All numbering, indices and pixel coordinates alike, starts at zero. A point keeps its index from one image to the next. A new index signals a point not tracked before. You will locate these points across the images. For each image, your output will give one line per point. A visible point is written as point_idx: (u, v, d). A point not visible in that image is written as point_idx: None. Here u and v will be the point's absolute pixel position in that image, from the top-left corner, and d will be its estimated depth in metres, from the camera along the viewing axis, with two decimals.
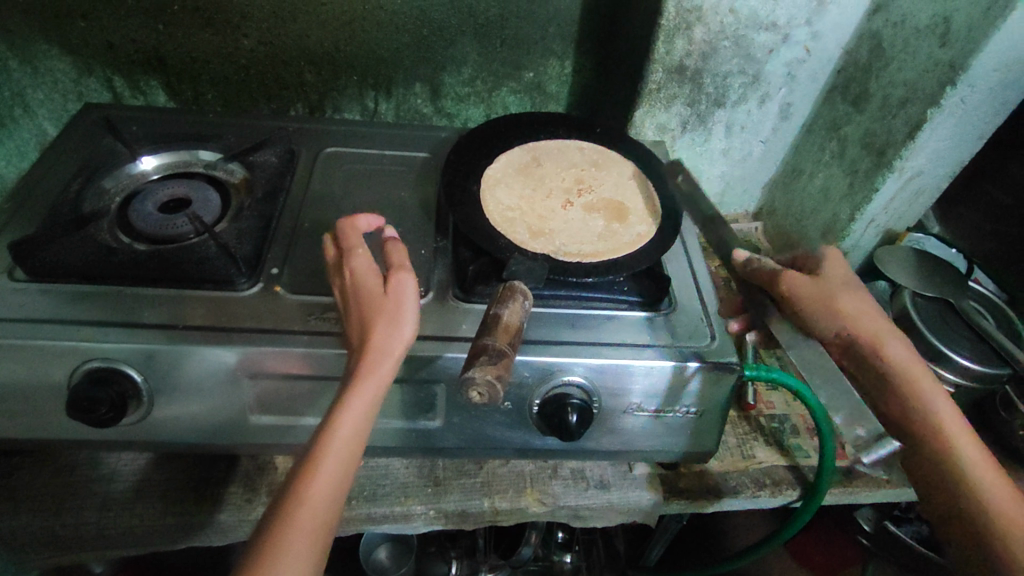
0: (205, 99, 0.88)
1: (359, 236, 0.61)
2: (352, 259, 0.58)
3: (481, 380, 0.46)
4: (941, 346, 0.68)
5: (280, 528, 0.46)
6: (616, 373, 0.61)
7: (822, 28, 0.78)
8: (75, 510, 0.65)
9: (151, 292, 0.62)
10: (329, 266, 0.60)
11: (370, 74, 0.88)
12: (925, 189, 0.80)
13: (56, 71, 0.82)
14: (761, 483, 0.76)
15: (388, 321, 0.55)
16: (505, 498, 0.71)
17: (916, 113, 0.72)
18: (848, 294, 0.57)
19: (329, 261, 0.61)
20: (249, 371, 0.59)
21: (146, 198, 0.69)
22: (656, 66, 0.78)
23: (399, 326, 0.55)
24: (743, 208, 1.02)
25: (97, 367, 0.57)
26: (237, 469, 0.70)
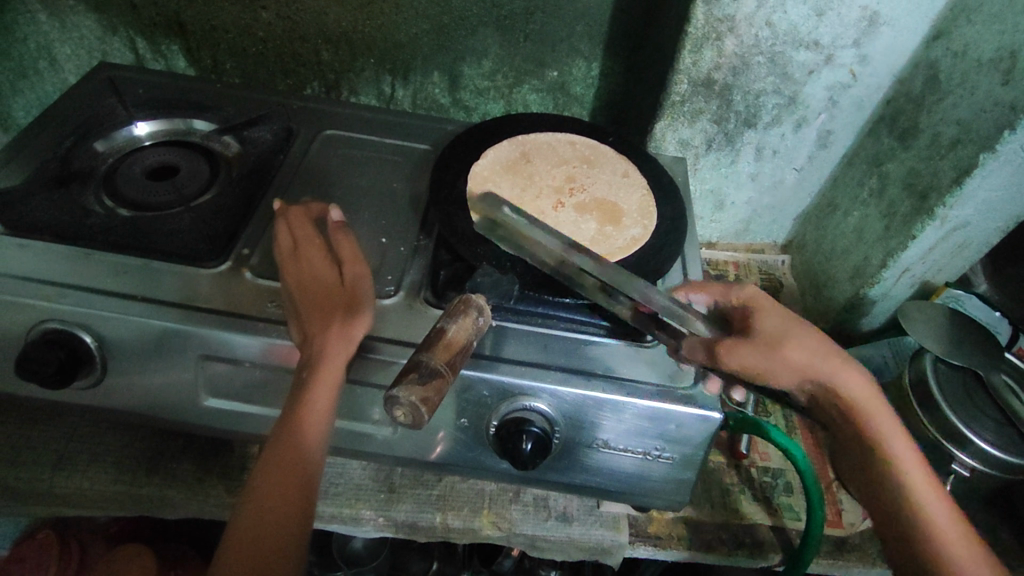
0: (224, 69, 0.87)
1: (312, 226, 0.61)
2: (308, 251, 0.58)
3: (406, 401, 0.42)
4: (958, 423, 0.60)
5: (270, 506, 0.50)
6: (582, 404, 0.56)
7: (872, 51, 0.70)
8: (28, 466, 0.65)
9: (118, 258, 0.60)
10: (280, 254, 0.59)
11: (388, 59, 0.85)
12: (971, 241, 0.71)
13: (81, 27, 0.83)
14: (740, 541, 0.70)
15: (347, 311, 0.55)
16: (458, 516, 0.68)
17: (965, 157, 0.64)
18: (796, 339, 0.53)
19: (281, 249, 0.59)
20: (201, 351, 0.57)
21: (135, 164, 0.68)
22: (681, 77, 0.72)
23: (358, 315, 0.55)
24: (771, 239, 0.95)
25: (53, 328, 0.57)
26: (193, 446, 0.68)
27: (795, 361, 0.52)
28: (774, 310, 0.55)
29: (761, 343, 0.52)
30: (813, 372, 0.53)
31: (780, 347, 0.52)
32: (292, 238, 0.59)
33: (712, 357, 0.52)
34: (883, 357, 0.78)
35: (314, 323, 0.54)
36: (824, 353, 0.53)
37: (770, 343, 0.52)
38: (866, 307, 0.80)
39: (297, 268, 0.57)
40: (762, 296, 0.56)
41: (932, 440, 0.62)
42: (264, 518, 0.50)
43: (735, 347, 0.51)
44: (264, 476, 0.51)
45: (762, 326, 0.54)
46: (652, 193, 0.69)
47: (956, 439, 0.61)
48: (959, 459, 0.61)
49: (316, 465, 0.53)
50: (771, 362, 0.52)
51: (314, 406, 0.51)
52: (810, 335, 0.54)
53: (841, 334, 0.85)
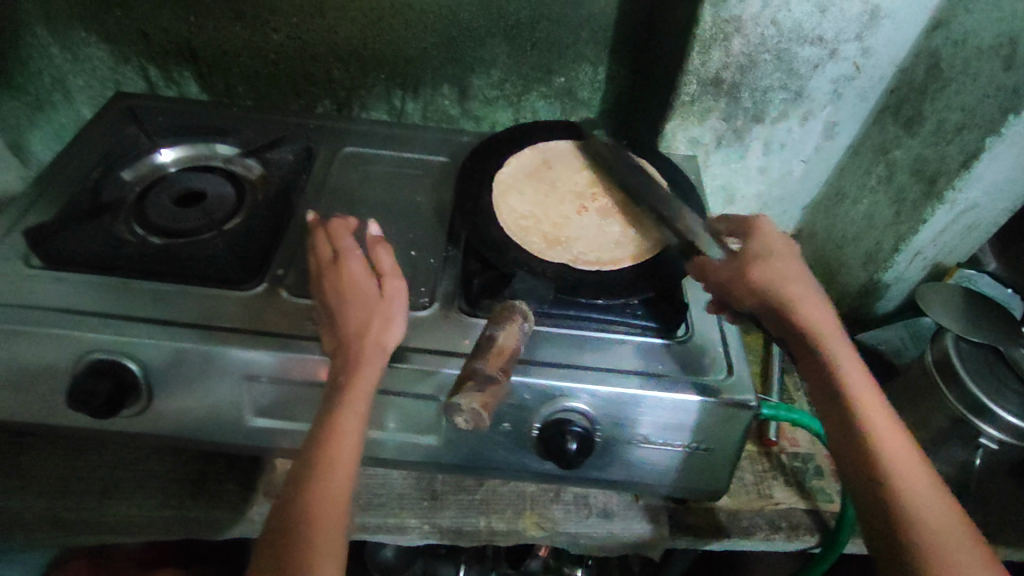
0: (236, 92, 0.89)
1: (350, 236, 0.61)
2: (347, 259, 0.59)
3: (467, 408, 0.44)
4: (984, 399, 0.62)
5: (300, 515, 0.49)
6: (622, 402, 0.58)
7: (874, 44, 0.72)
8: (76, 496, 0.66)
9: (157, 286, 0.61)
10: (319, 264, 0.60)
11: (398, 74, 0.87)
12: (978, 223, 0.74)
13: (94, 59, 0.85)
14: (776, 525, 0.71)
15: (384, 318, 0.56)
16: (502, 519, 0.69)
17: (972, 141, 0.66)
18: (768, 261, 0.60)
19: (320, 260, 0.60)
20: (246, 372, 0.58)
21: (163, 191, 0.69)
22: (691, 78, 0.74)
23: (392, 323, 0.56)
24: (781, 230, 0.97)
25: (99, 359, 0.57)
26: (236, 466, 0.69)
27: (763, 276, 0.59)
28: (762, 239, 0.62)
29: (742, 257, 0.60)
30: (771, 285, 0.58)
31: (752, 262, 0.60)
32: (332, 248, 0.60)
33: (700, 272, 0.61)
34: (901, 338, 0.83)
35: (350, 330, 0.55)
36: (794, 278, 0.59)
37: (749, 258, 0.60)
38: (879, 291, 0.82)
39: (336, 276, 0.58)
40: (769, 224, 0.64)
41: (958, 414, 0.65)
42: (293, 527, 0.49)
43: (710, 262, 0.61)
44: (296, 484, 0.51)
45: (753, 247, 0.61)
46: (672, 192, 0.71)
47: (982, 414, 0.63)
48: (984, 431, 0.63)
49: (351, 474, 0.52)
50: (741, 274, 0.59)
51: (352, 409, 0.52)
52: (789, 262, 0.60)
53: (856, 319, 0.88)
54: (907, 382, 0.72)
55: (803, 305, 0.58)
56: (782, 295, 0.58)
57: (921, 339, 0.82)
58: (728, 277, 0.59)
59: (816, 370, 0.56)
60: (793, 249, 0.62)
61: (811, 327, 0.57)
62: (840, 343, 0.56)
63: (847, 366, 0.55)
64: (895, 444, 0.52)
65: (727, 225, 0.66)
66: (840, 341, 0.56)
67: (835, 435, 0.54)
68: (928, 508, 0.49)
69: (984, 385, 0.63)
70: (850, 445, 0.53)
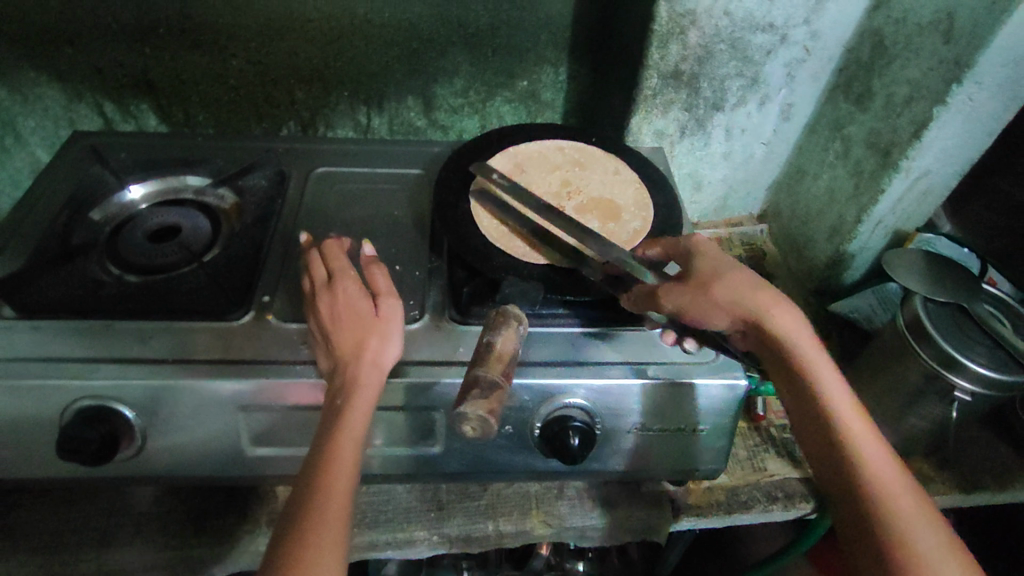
0: (197, 120, 0.88)
1: (345, 257, 0.62)
2: (342, 279, 0.59)
3: (473, 415, 0.44)
4: (952, 351, 0.65)
5: (297, 538, 0.47)
6: (618, 393, 0.59)
7: (822, 26, 0.76)
8: (73, 547, 0.64)
9: (140, 325, 0.60)
10: (313, 284, 0.60)
11: (362, 90, 0.87)
12: (933, 188, 0.77)
13: (45, 99, 0.82)
14: (772, 496, 0.74)
15: (380, 336, 0.56)
16: (509, 521, 0.70)
17: (921, 112, 0.69)
18: (730, 277, 0.58)
19: (314, 279, 0.60)
20: (241, 403, 0.57)
21: (136, 228, 0.68)
22: (651, 73, 0.76)
23: (389, 341, 0.56)
24: (747, 211, 1.00)
25: (88, 405, 0.55)
26: (237, 498, 0.68)
27: (722, 294, 0.58)
28: (719, 256, 0.60)
29: (700, 279, 0.58)
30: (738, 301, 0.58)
31: (715, 280, 0.58)
32: (327, 268, 0.60)
33: (654, 300, 0.58)
34: (871, 305, 0.86)
35: (347, 349, 0.55)
36: (754, 289, 0.58)
37: (708, 279, 0.58)
38: (847, 261, 0.86)
39: (331, 295, 0.58)
40: (706, 242, 0.62)
41: (931, 370, 0.68)
42: (289, 552, 0.46)
43: (670, 287, 0.57)
44: (293, 508, 0.49)
45: (704, 267, 0.59)
46: (645, 185, 0.72)
47: (952, 366, 0.66)
48: (957, 384, 0.66)
49: (350, 497, 0.50)
50: (699, 294, 0.57)
51: (352, 428, 0.51)
52: (751, 276, 0.59)
53: (827, 290, 0.91)
54: (881, 346, 0.75)
55: (777, 320, 0.57)
56: (755, 311, 0.57)
57: (889, 304, 0.84)
58: (689, 300, 0.57)
59: (795, 383, 0.56)
60: (742, 264, 0.60)
61: (788, 343, 0.57)
62: (817, 356, 0.57)
63: (826, 379, 0.56)
64: (874, 453, 0.52)
65: (663, 249, 0.63)
66: (817, 353, 0.57)
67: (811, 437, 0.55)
68: (908, 514, 0.49)
69: (955, 341, 0.66)
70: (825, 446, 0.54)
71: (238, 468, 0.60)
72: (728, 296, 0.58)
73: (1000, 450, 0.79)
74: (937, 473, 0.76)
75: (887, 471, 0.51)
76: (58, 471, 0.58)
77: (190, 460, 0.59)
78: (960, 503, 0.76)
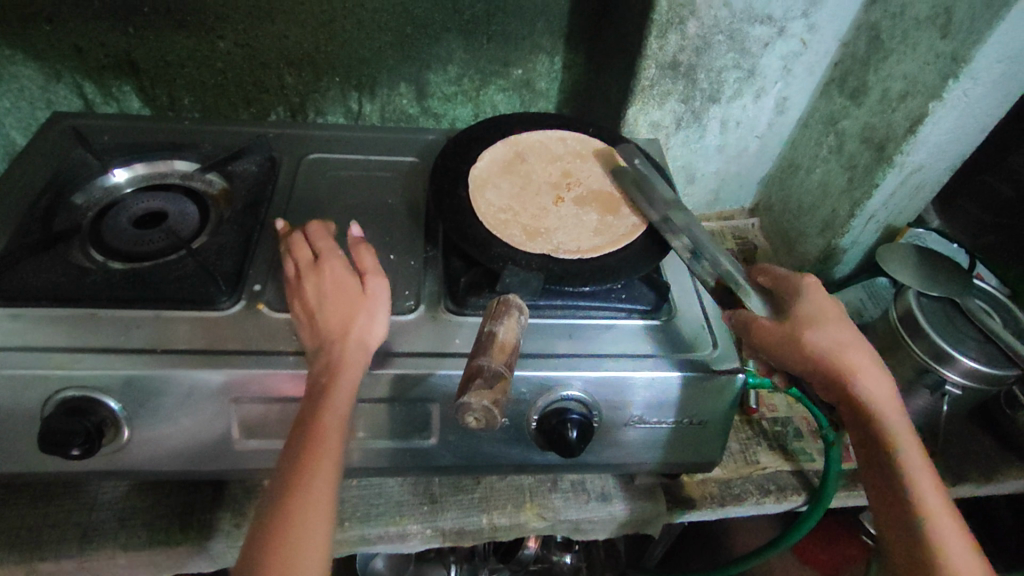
0: (182, 104, 0.86)
1: (330, 239, 0.62)
2: (329, 259, 0.59)
3: (478, 406, 0.44)
4: (944, 345, 0.66)
5: (278, 527, 0.45)
6: (616, 385, 0.58)
7: (819, 20, 0.76)
8: (54, 542, 0.61)
9: (126, 314, 0.57)
10: (297, 265, 0.59)
11: (353, 75, 0.86)
12: (924, 183, 0.78)
13: (22, 78, 0.79)
14: (764, 489, 0.75)
15: (366, 316, 0.56)
16: (503, 513, 0.69)
17: (916, 107, 0.70)
18: (828, 327, 0.58)
19: (299, 260, 0.59)
20: (232, 395, 0.55)
21: (120, 213, 0.66)
22: (649, 63, 0.75)
23: (374, 321, 0.56)
24: (739, 204, 1.01)
25: (73, 396, 0.53)
26: (224, 492, 0.67)
27: (823, 345, 0.57)
28: (820, 302, 0.60)
29: (798, 322, 0.58)
30: (836, 357, 0.57)
31: (810, 330, 0.57)
32: (311, 250, 0.60)
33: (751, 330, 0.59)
34: (861, 299, 0.85)
35: (333, 330, 0.54)
36: (854, 347, 0.58)
37: (804, 324, 0.58)
38: (838, 255, 0.86)
39: (317, 275, 0.58)
40: (817, 284, 0.62)
41: (923, 365, 0.68)
42: (269, 541, 0.45)
43: (767, 324, 0.58)
44: (274, 494, 0.47)
45: (805, 309, 0.59)
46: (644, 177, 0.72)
47: (944, 360, 0.67)
48: (948, 377, 0.67)
49: (335, 481, 0.49)
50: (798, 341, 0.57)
51: (335, 409, 0.50)
52: (847, 329, 0.58)
53: None
54: (872, 340, 0.75)
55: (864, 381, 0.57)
56: (844, 370, 0.57)
57: (879, 297, 0.84)
58: (785, 340, 0.57)
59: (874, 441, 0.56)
60: (844, 313, 0.60)
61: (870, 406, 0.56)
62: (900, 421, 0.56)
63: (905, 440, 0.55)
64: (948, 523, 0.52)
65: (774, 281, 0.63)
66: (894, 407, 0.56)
67: (883, 498, 0.55)
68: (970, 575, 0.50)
69: (948, 336, 0.67)
70: (901, 511, 0.54)
71: (227, 462, 0.58)
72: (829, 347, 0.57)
73: (984, 442, 0.81)
74: None
75: (962, 547, 0.51)
76: (38, 463, 0.56)
77: (178, 452, 0.57)
78: (947, 495, 0.77)
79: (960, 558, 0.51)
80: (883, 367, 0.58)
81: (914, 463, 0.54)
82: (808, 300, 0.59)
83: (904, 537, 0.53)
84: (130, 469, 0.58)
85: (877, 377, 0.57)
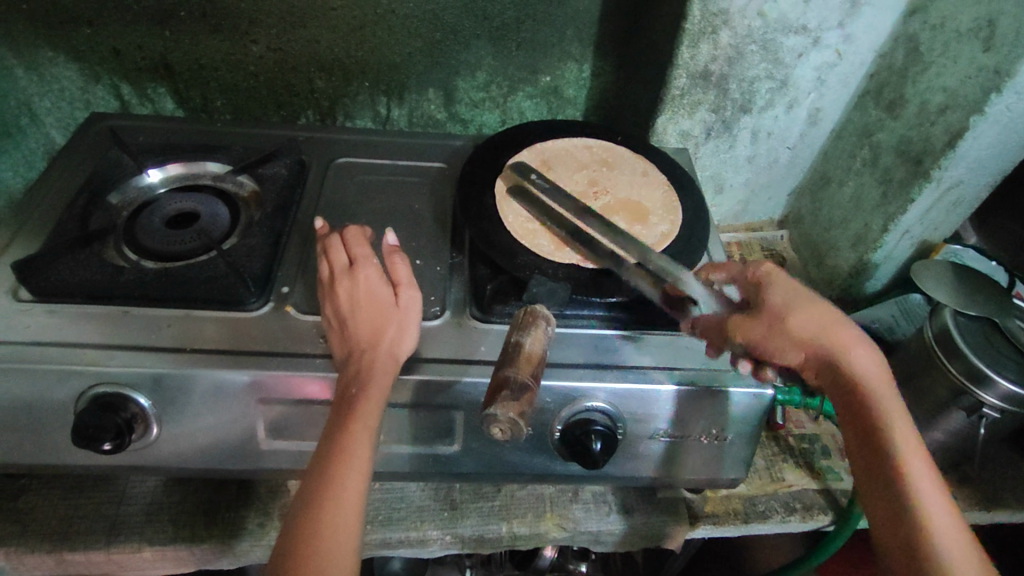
0: (215, 106, 0.87)
1: (367, 245, 0.61)
2: (364, 266, 0.58)
3: (503, 418, 0.43)
4: (981, 366, 0.64)
5: (305, 534, 0.45)
6: (642, 398, 0.57)
7: (855, 30, 0.74)
8: (81, 536, 0.62)
9: (158, 313, 0.58)
10: (333, 270, 0.58)
11: (382, 80, 0.86)
12: (962, 199, 0.76)
13: (62, 79, 0.81)
14: (791, 507, 0.73)
15: (398, 328, 0.55)
16: (523, 523, 0.68)
17: (956, 121, 0.68)
18: (809, 311, 0.56)
19: (334, 264, 0.59)
20: (259, 396, 0.55)
21: (154, 213, 0.67)
22: (680, 72, 0.75)
23: (405, 334, 0.55)
24: (767, 216, 0.99)
25: (104, 392, 0.53)
26: (247, 492, 0.67)
27: (800, 327, 0.55)
28: (793, 285, 0.57)
29: (773, 311, 0.56)
30: (816, 335, 0.55)
31: (789, 318, 0.55)
32: (348, 255, 0.59)
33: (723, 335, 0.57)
34: (893, 316, 0.85)
35: (363, 337, 0.53)
36: (839, 325, 0.56)
37: (780, 312, 0.56)
38: (870, 270, 0.84)
39: (350, 281, 0.57)
40: (778, 271, 0.58)
41: (959, 385, 0.66)
42: (298, 548, 0.45)
43: (744, 322, 0.56)
44: (302, 502, 0.47)
45: (775, 298, 0.56)
46: (673, 187, 0.71)
47: (981, 381, 0.65)
48: (984, 399, 0.65)
49: (362, 491, 0.48)
50: (766, 331, 0.56)
51: (365, 418, 0.49)
52: (827, 308, 0.57)
53: (848, 298, 0.90)
54: (905, 358, 0.74)
55: (856, 360, 0.55)
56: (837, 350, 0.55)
57: (913, 315, 0.84)
58: (763, 335, 0.56)
59: (857, 412, 0.54)
60: (814, 292, 0.57)
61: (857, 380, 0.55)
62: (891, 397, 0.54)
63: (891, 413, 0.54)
64: (936, 497, 0.50)
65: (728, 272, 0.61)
66: (879, 380, 0.55)
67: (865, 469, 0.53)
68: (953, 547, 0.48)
69: (985, 356, 0.65)
70: (884, 480, 0.52)
71: (252, 461, 0.58)
72: (807, 328, 0.55)
73: (1020, 466, 0.78)
74: (959, 488, 0.75)
75: (949, 519, 0.50)
76: (69, 458, 0.57)
77: (204, 451, 0.57)
78: (980, 519, 0.75)
79: (946, 533, 0.49)
80: (875, 347, 0.56)
81: (903, 437, 0.53)
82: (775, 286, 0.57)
83: (885, 505, 0.51)
84: (157, 466, 0.58)
85: (866, 353, 0.56)
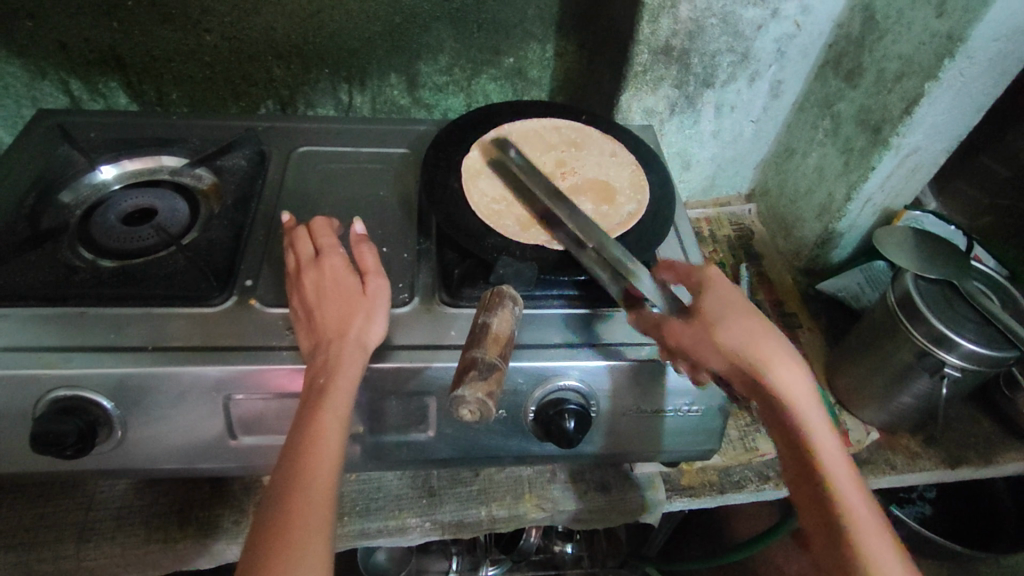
0: (170, 99, 0.85)
1: (334, 234, 0.60)
2: (330, 256, 0.57)
3: (472, 399, 0.43)
4: (944, 328, 0.65)
5: (278, 529, 0.45)
6: (613, 374, 0.57)
7: (812, 1, 0.75)
8: (50, 543, 0.61)
9: (117, 312, 0.57)
10: (298, 261, 0.58)
11: (342, 66, 0.85)
12: (922, 165, 0.77)
13: (6, 75, 0.78)
14: (765, 475, 0.75)
15: (364, 316, 0.54)
16: (503, 505, 0.68)
17: (912, 88, 0.69)
18: (732, 321, 0.53)
19: (300, 256, 0.58)
20: (227, 391, 0.54)
21: (109, 210, 0.65)
22: (641, 48, 0.74)
23: (373, 321, 0.54)
24: (735, 190, 1.00)
25: (63, 396, 0.52)
26: (221, 490, 0.66)
27: (727, 342, 0.52)
28: (724, 293, 0.55)
29: (702, 320, 0.53)
30: (746, 350, 0.52)
31: (716, 325, 0.53)
32: (314, 246, 0.58)
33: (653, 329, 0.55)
34: (860, 283, 0.87)
35: (330, 327, 0.53)
36: (762, 337, 0.53)
37: (709, 319, 0.53)
38: (836, 240, 0.86)
39: (317, 271, 0.56)
40: (718, 274, 0.57)
41: (922, 348, 0.68)
42: (269, 543, 0.44)
43: (674, 326, 0.54)
44: (274, 497, 0.46)
45: (711, 304, 0.54)
46: (640, 166, 0.71)
47: (943, 344, 0.66)
48: (947, 360, 0.66)
49: (334, 483, 0.48)
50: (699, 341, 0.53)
51: (335, 408, 0.49)
52: (748, 313, 0.54)
53: (816, 269, 0.91)
54: (869, 323, 0.75)
55: (778, 369, 0.53)
56: (757, 365, 0.52)
57: (877, 282, 0.87)
58: (693, 342, 0.53)
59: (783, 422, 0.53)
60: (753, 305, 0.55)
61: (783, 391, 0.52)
62: (811, 403, 0.52)
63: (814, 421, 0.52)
64: (862, 504, 0.50)
65: (673, 273, 0.59)
66: (802, 386, 0.53)
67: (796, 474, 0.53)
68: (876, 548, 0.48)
69: (946, 318, 0.66)
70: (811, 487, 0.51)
71: (223, 458, 0.58)
72: (732, 339, 0.52)
73: (984, 425, 0.81)
74: (924, 448, 0.78)
75: (870, 519, 0.49)
76: (29, 465, 0.56)
77: (172, 451, 0.56)
78: (947, 478, 0.77)
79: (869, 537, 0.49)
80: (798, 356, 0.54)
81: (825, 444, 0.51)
82: (708, 292, 0.55)
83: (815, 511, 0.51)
84: (123, 469, 0.57)
85: (785, 357, 0.53)
